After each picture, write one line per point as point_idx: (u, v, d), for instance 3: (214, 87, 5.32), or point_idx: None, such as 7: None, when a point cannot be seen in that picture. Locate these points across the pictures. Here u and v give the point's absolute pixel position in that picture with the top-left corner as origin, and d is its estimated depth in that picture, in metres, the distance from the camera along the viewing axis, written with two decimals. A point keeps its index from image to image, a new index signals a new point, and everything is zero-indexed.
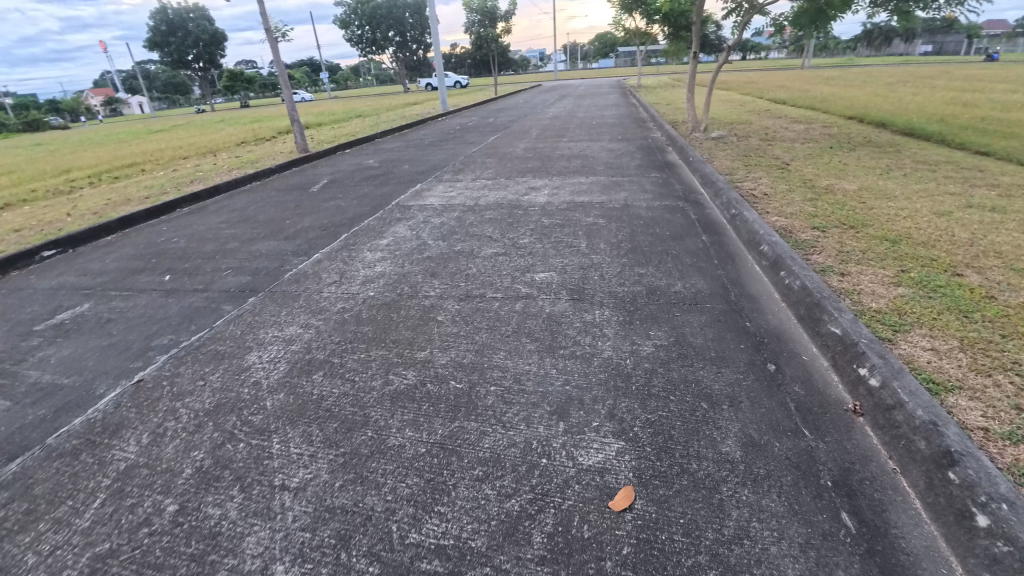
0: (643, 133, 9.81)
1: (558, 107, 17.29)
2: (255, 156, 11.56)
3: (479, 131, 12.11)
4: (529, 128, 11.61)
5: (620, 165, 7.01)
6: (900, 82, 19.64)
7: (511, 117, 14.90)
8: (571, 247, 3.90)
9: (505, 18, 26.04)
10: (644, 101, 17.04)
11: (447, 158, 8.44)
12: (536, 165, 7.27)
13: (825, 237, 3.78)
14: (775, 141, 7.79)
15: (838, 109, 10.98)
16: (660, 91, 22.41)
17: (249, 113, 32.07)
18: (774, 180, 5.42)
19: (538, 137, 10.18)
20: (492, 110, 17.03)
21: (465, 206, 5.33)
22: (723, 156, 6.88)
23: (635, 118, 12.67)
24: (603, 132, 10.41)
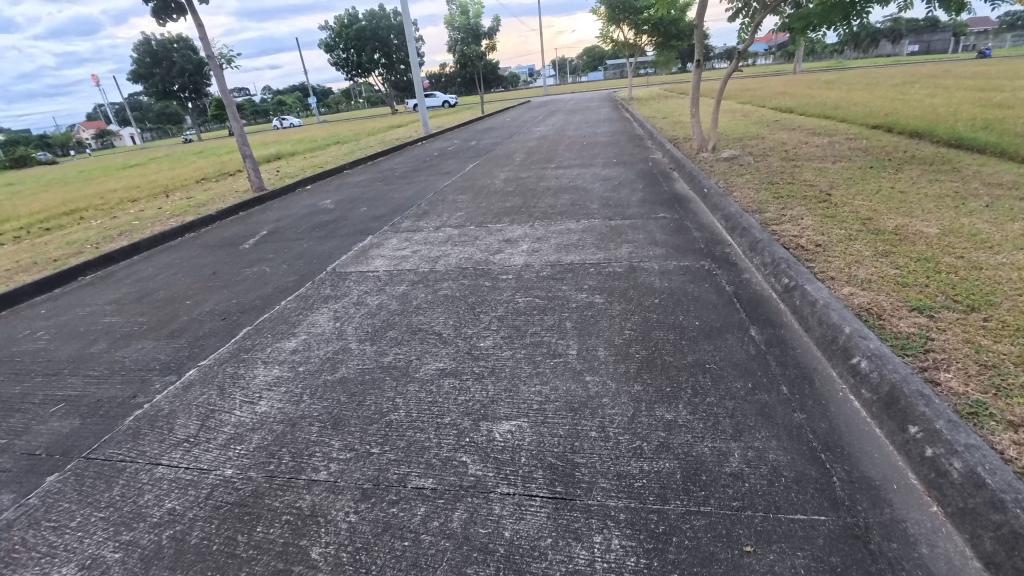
0: (642, 155, 8.53)
1: (547, 125, 16.14)
2: (207, 196, 10.31)
3: (458, 157, 10.82)
4: (513, 152, 10.36)
5: (616, 198, 5.70)
6: (907, 84, 18.58)
7: (495, 138, 13.71)
8: (551, 354, 2.60)
9: (489, 35, 25.00)
10: (638, 115, 15.80)
11: (413, 195, 7.16)
12: (516, 202, 5.97)
13: (938, 331, 2.48)
14: (802, 161, 6.50)
15: (858, 117, 9.77)
16: (654, 103, 21.22)
17: (230, 143, 31.04)
18: (822, 222, 4.12)
19: (522, 161, 8.92)
20: (475, 132, 15.78)
21: (417, 273, 4.03)
22: (744, 185, 5.58)
23: (631, 135, 11.42)
24: (595, 153, 9.13)
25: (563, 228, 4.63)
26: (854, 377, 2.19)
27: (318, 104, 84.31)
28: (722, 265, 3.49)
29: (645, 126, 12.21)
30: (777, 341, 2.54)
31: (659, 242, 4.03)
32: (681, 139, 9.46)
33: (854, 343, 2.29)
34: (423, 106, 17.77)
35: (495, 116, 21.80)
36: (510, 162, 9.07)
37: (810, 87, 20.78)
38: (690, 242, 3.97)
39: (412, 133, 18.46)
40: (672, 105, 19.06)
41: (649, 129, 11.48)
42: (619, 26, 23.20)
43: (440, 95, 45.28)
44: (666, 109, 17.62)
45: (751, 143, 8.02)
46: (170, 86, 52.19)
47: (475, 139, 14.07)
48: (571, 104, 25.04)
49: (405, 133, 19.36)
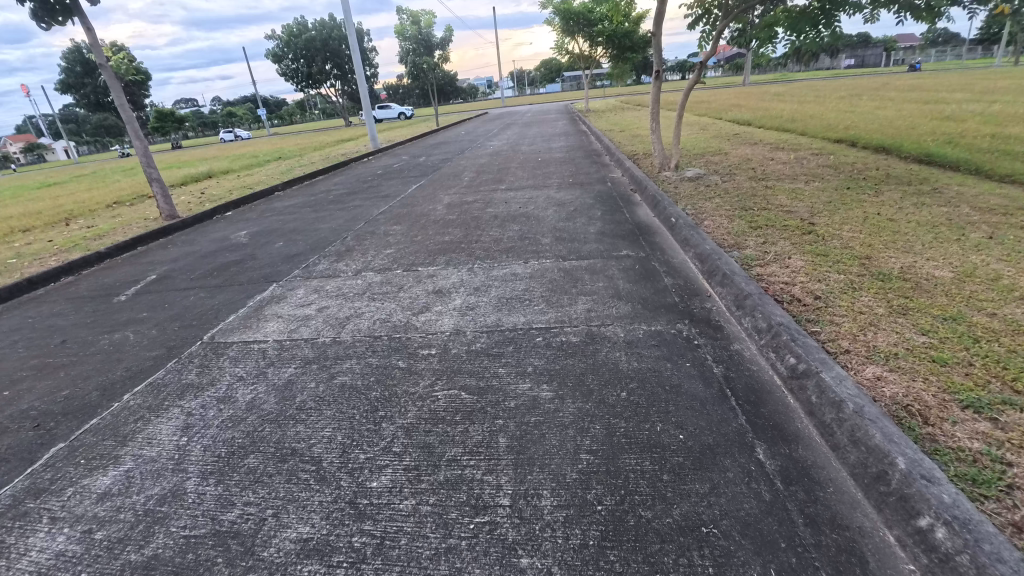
0: (599, 175, 7.82)
1: (501, 138, 15.41)
2: (109, 225, 8.94)
3: (401, 176, 9.84)
4: (462, 171, 9.48)
5: (571, 228, 4.88)
6: (854, 96, 18.91)
7: (446, 154, 12.84)
8: (471, 507, 1.74)
9: (442, 45, 24.18)
10: (595, 128, 15.24)
11: (341, 226, 6.16)
12: (456, 235, 5.08)
13: (1014, 448, 1.76)
14: (772, 182, 5.90)
15: (819, 130, 9.46)
16: (611, 115, 20.89)
17: (164, 158, 28.83)
18: (813, 263, 3.43)
19: (469, 182, 8.06)
20: (426, 147, 14.82)
21: (314, 346, 3.08)
22: (716, 212, 4.88)
23: (588, 151, 10.76)
24: (550, 172, 8.36)
25: (507, 273, 3.79)
26: (927, 554, 1.42)
27: (269, 117, 81.25)
28: (704, 332, 2.71)
29: (603, 141, 11.58)
30: (793, 471, 1.77)
31: (622, 295, 3.22)
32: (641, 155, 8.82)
33: (917, 492, 1.52)
34: (370, 119, 16.67)
35: (449, 129, 20.90)
36: (456, 182, 8.19)
37: (763, 100, 20.94)
38: (660, 294, 3.19)
39: (359, 148, 17.32)
40: (629, 117, 18.74)
41: (607, 144, 10.84)
42: (574, 38, 22.84)
43: (395, 107, 44.09)
44: (623, 121, 17.25)
45: (716, 161, 7.43)
46: (103, 97, 48.76)
47: (424, 155, 13.13)
48: (527, 117, 24.44)
49: (352, 148, 18.19)
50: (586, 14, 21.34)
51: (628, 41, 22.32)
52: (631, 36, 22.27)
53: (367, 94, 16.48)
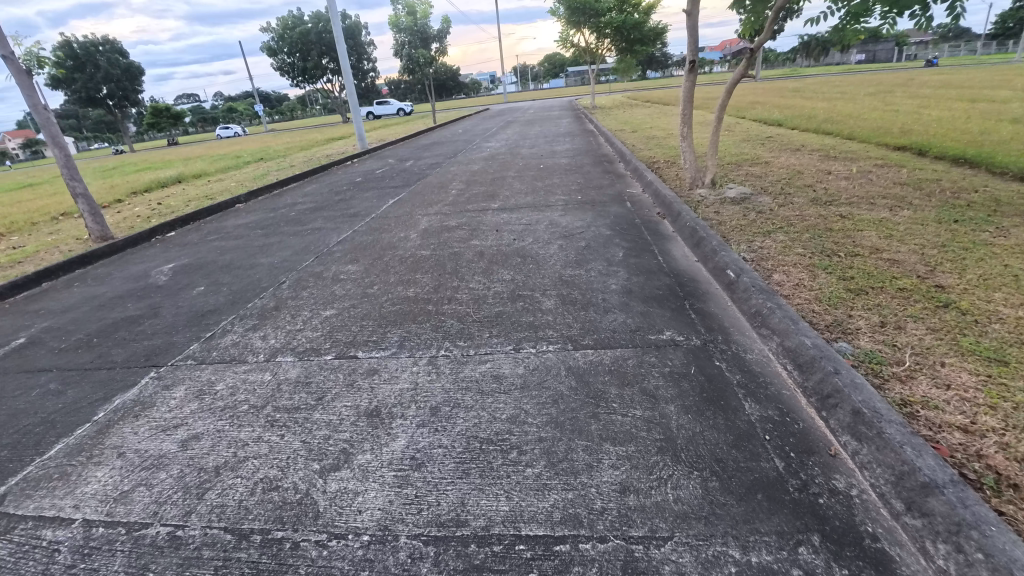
0: (613, 187, 6.37)
1: (500, 138, 13.96)
2: (33, 246, 7.56)
3: (381, 186, 8.43)
4: (451, 180, 8.08)
5: (583, 277, 3.47)
6: (885, 93, 17.38)
7: (436, 157, 11.41)
8: None
9: (439, 38, 22.66)
10: (603, 127, 13.76)
11: (285, 261, 4.79)
12: (425, 284, 3.69)
13: None
14: (843, 208, 4.49)
15: (871, 135, 8.03)
16: (619, 113, 19.39)
17: (148, 157, 27.38)
18: (990, 382, 2.08)
19: (456, 198, 6.67)
20: (416, 148, 13.36)
21: (134, 554, 1.73)
22: (786, 259, 3.48)
23: (598, 155, 9.31)
24: (555, 183, 6.94)
25: (486, 376, 2.42)
26: None
27: (268, 112, 79.72)
28: None
29: (614, 142, 10.11)
30: None
31: (679, 446, 1.86)
32: (661, 164, 7.38)
33: None
34: (357, 117, 15.21)
35: (445, 128, 19.30)
36: (441, 197, 6.79)
37: (783, 96, 19.37)
38: (748, 449, 1.83)
39: (347, 149, 15.89)
40: (639, 115, 17.26)
41: (619, 147, 9.39)
42: (580, 29, 21.28)
43: (394, 103, 42.55)
44: (634, 119, 15.77)
45: (760, 174, 5.98)
46: (96, 92, 47.26)
47: (412, 158, 11.71)
48: (529, 114, 22.93)
49: (339, 148, 16.75)
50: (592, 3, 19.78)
51: (637, 33, 20.77)
52: (640, 27, 20.71)
53: (354, 90, 15.01)
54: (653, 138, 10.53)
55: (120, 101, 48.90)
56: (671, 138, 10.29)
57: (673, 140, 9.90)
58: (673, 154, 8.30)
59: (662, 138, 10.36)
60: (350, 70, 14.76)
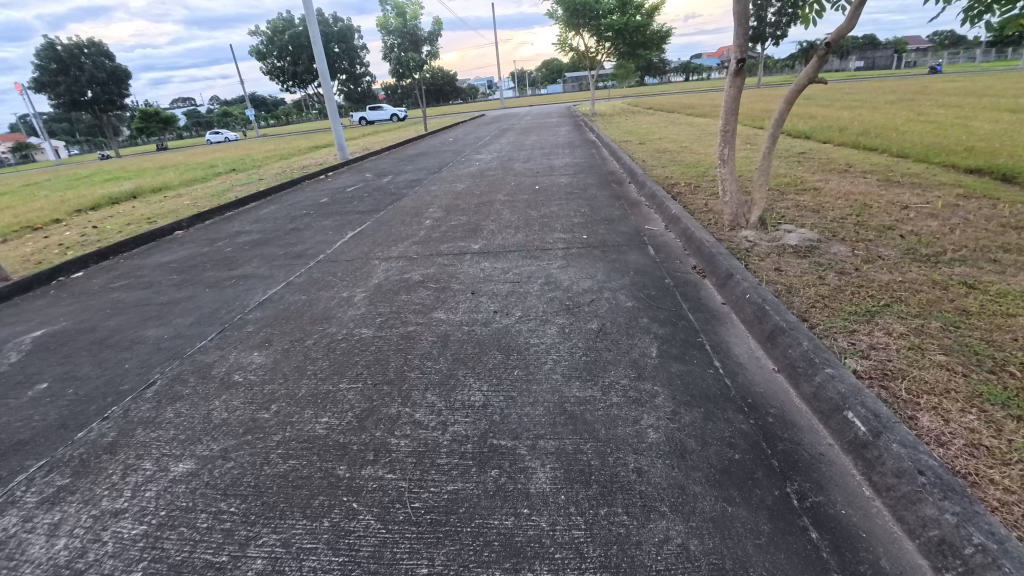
0: (626, 217, 5.01)
1: (491, 148, 12.63)
2: None
3: (346, 209, 7.04)
4: (427, 203, 6.70)
5: (597, 406, 2.14)
6: (906, 100, 16.19)
7: (416, 170, 10.07)
8: None
9: (430, 40, 21.34)
10: (606, 137, 12.38)
11: (177, 338, 3.43)
12: (348, 406, 2.34)
13: None
14: (960, 269, 3.19)
15: (929, 153, 6.74)
16: (621, 120, 18.09)
17: (124, 164, 25.90)
18: None
19: (429, 229, 5.30)
20: (398, 160, 11.94)
21: None
22: (925, 379, 2.17)
23: (603, 172, 7.94)
24: (553, 209, 5.56)
25: None
26: None
27: (261, 117, 78.21)
28: None
29: (621, 157, 8.73)
30: None
31: None
32: (681, 188, 6.03)
33: None
34: (337, 125, 13.81)
35: (435, 136, 17.97)
36: (411, 229, 5.42)
37: (795, 103, 18.12)
38: None
39: (325, 160, 14.45)
40: (643, 123, 15.99)
41: (627, 164, 8.04)
42: (580, 32, 19.97)
43: (387, 108, 41.13)
44: (638, 128, 14.49)
45: (815, 207, 4.65)
46: (80, 96, 45.58)
47: (391, 171, 10.30)
48: (526, 120, 21.60)
49: (318, 158, 15.32)
50: (594, 3, 18.63)
51: (641, 36, 19.55)
52: (643, 30, 19.44)
53: (332, 95, 13.62)
54: (665, 151, 9.18)
55: (105, 105, 47.44)
56: (684, 151, 8.94)
57: (689, 155, 8.54)
58: (692, 174, 6.96)
59: (675, 151, 9.02)
60: (328, 73, 13.36)
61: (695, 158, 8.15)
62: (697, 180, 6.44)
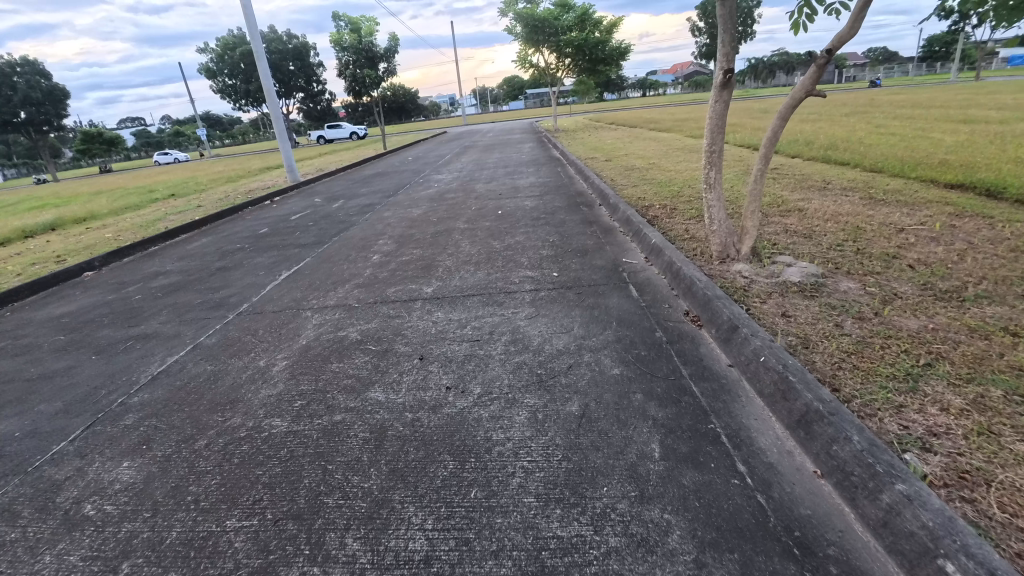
0: (600, 246, 4.43)
1: (452, 167, 12.02)
2: None
3: (285, 242, 6.23)
4: (378, 233, 5.98)
5: (587, 555, 1.50)
6: (860, 113, 16.52)
7: (371, 193, 9.31)
8: None
9: (387, 57, 20.71)
10: (571, 154, 11.95)
11: (29, 437, 2.60)
12: (231, 567, 1.62)
13: None
14: (991, 309, 2.74)
15: (904, 168, 6.51)
16: (585, 136, 17.85)
17: (58, 190, 24.05)
18: None
19: (377, 267, 4.58)
20: (351, 182, 11.14)
21: None
22: (1016, 485, 1.63)
23: (571, 193, 7.40)
24: (518, 238, 4.93)
25: None
26: None
27: (214, 137, 75.38)
28: None
29: (589, 176, 8.25)
30: None
31: None
32: (656, 210, 5.53)
33: None
34: (286, 146, 12.92)
35: (394, 155, 17.25)
36: (355, 267, 4.69)
37: (754, 117, 18.33)
38: None
39: (274, 183, 13.48)
40: (608, 139, 15.76)
41: (595, 184, 7.54)
42: (539, 49, 19.75)
43: (346, 126, 40.07)
44: (603, 144, 14.20)
45: (806, 232, 4.20)
46: (11, 117, 42.59)
47: (342, 195, 9.49)
48: (488, 138, 21.16)
49: (267, 181, 14.30)
50: (553, 20, 18.49)
51: (600, 52, 19.50)
52: (603, 46, 19.40)
53: (279, 114, 12.72)
54: (633, 169, 8.76)
55: (40, 127, 44.56)
56: (654, 169, 8.53)
57: (658, 172, 8.13)
58: (665, 194, 6.51)
59: (644, 169, 8.61)
60: (274, 91, 12.48)
61: (665, 176, 7.73)
62: (672, 201, 5.96)
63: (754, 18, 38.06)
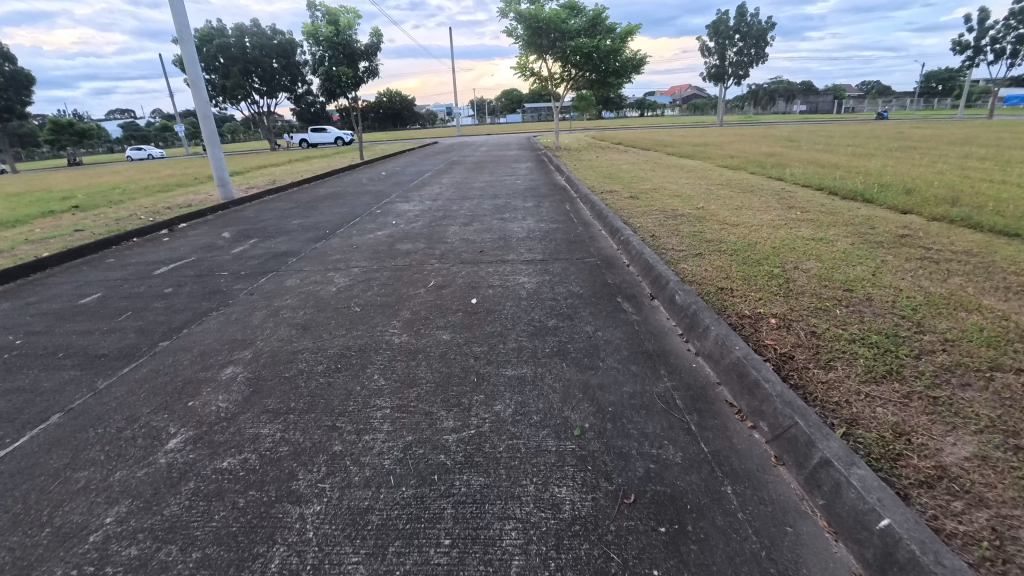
0: (707, 487, 1.72)
1: (425, 191, 9.29)
2: None
3: (84, 339, 3.43)
4: (242, 336, 3.21)
5: None
6: (915, 148, 14.09)
7: (300, 230, 6.53)
8: None
9: (368, 55, 17.87)
10: (579, 181, 9.22)
11: None
12: None
13: None
14: None
15: None
16: (591, 157, 15.26)
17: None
18: None
19: (141, 504, 1.83)
20: (289, 209, 8.30)
21: None
22: None
23: (590, 251, 4.65)
24: (498, 411, 2.19)
25: None
26: None
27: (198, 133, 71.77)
28: None
29: (614, 220, 5.49)
30: None
31: None
32: (771, 328, 2.84)
33: None
34: (216, 153, 10.04)
35: (366, 169, 14.50)
36: (98, 490, 1.92)
37: (786, 145, 15.81)
38: None
39: (202, 199, 10.55)
40: (621, 162, 13.15)
41: (628, 236, 4.80)
42: (542, 56, 17.19)
43: (331, 129, 37.16)
44: (616, 168, 11.60)
45: None
46: None
47: (262, 230, 6.69)
48: (480, 153, 18.56)
49: (198, 195, 11.38)
50: (559, 22, 15.94)
51: (613, 62, 16.75)
52: (615, 56, 16.64)
53: (209, 114, 9.84)
54: (675, 214, 6.08)
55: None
56: (706, 216, 5.83)
57: (718, 224, 5.43)
58: (755, 270, 3.82)
59: (693, 215, 5.91)
60: (203, 84, 9.62)
61: (733, 232, 5.03)
62: (784, 296, 3.27)
63: (768, 41, 36.05)
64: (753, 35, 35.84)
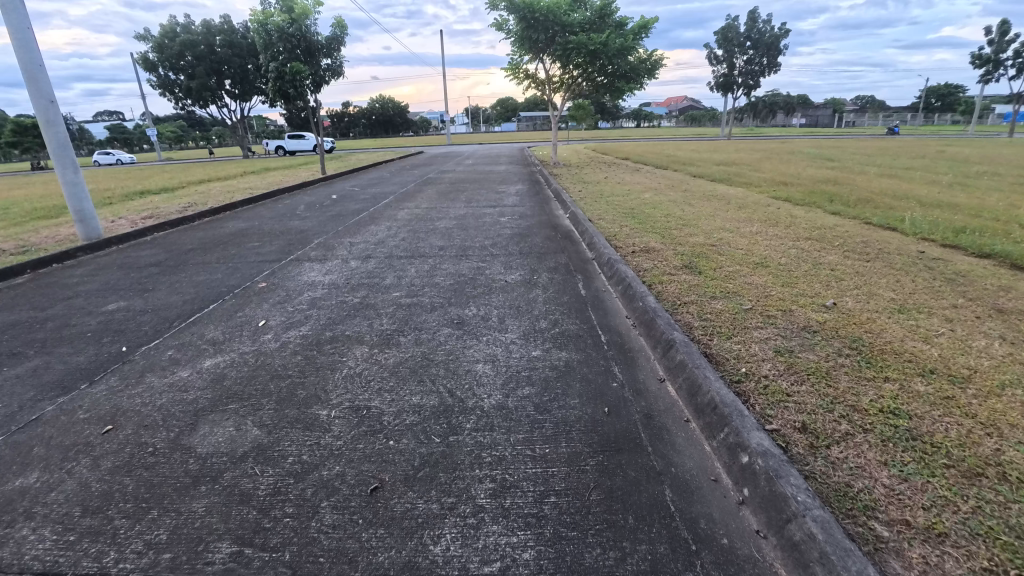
0: None
1: (365, 231, 6.36)
2: None
3: None
4: None
5: None
6: (997, 172, 11.40)
7: (89, 333, 3.52)
8: None
9: (329, 50, 14.86)
10: (589, 219, 6.24)
11: None
12: None
13: None
14: None
15: None
16: (597, 175, 12.40)
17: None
18: None
19: None
20: (141, 269, 5.28)
21: None
22: None
23: (664, 506, 1.69)
24: None
25: None
26: None
27: (176, 137, 68.36)
28: None
29: (686, 352, 2.57)
30: None
31: None
32: None
33: None
34: (70, 176, 6.90)
35: (316, 189, 11.56)
36: None
37: (831, 166, 13.12)
38: None
39: (59, 238, 7.47)
40: (637, 184, 10.30)
41: (762, 445, 1.81)
42: (538, 55, 14.40)
43: (307, 135, 34.04)
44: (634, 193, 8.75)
45: None
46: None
47: (30, 331, 3.67)
48: (465, 168, 15.72)
49: (67, 229, 8.28)
50: (560, 13, 13.12)
51: (623, 63, 13.90)
52: (627, 56, 13.79)
53: (57, 117, 6.72)
54: (794, 321, 3.12)
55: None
56: (865, 342, 2.87)
57: (920, 375, 2.48)
58: None
59: (837, 335, 2.94)
60: (44, 75, 6.54)
61: (993, 422, 2.11)
62: None
63: (780, 49, 33.64)
64: (765, 45, 33.39)
